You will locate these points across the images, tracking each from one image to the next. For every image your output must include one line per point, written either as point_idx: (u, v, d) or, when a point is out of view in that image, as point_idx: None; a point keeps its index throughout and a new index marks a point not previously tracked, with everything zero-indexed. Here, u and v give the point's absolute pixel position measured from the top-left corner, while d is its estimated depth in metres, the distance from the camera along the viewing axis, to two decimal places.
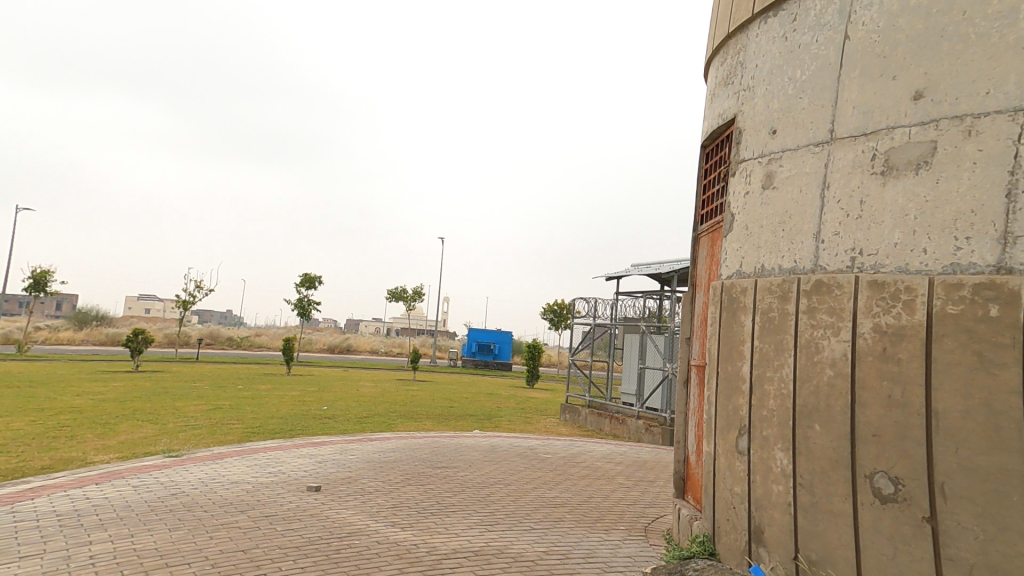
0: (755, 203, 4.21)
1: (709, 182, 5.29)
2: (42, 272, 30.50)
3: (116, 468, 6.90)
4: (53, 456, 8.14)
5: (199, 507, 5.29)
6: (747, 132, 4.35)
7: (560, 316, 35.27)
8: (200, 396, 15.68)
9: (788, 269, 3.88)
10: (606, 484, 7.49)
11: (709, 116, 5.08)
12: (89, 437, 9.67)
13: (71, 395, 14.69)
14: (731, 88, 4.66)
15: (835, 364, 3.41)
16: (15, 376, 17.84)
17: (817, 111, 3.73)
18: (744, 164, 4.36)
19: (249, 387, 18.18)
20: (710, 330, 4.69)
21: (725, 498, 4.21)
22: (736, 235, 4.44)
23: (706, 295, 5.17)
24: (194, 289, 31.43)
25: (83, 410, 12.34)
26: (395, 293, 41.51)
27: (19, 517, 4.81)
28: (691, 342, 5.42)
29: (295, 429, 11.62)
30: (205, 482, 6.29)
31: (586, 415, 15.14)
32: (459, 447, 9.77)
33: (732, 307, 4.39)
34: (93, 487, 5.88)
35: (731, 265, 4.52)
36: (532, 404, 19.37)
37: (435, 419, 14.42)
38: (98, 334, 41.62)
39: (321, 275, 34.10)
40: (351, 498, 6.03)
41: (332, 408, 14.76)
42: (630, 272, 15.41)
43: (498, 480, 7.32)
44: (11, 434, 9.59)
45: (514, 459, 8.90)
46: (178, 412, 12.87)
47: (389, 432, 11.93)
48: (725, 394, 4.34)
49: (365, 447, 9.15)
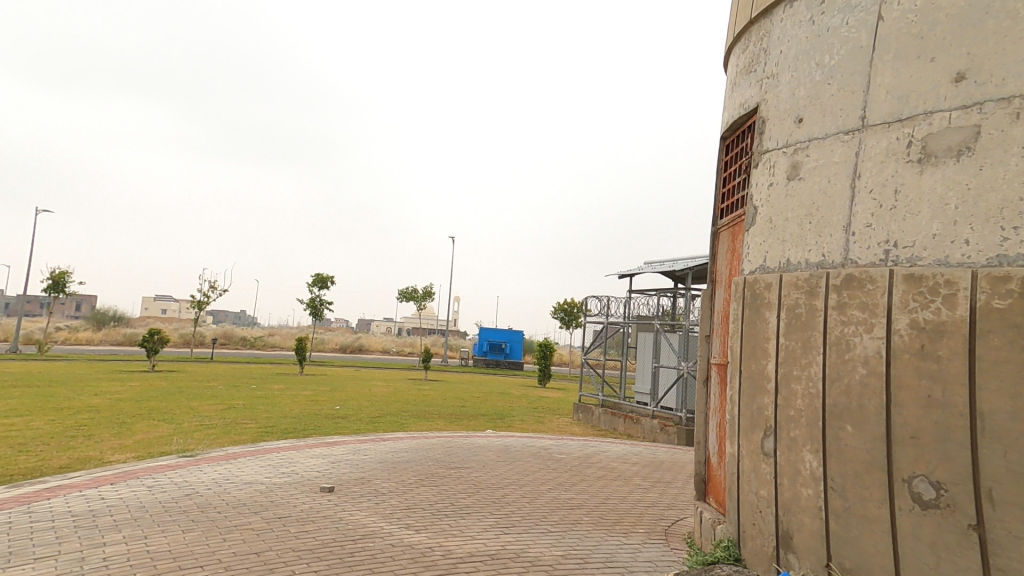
0: (779, 195, 4.06)
1: (729, 176, 5.13)
2: (62, 272, 31.05)
3: (130, 468, 6.91)
4: (71, 455, 8.20)
5: (213, 508, 5.26)
6: (771, 121, 4.19)
7: (570, 314, 35.09)
8: (215, 395, 15.79)
9: (816, 263, 3.73)
10: (623, 485, 7.35)
11: (730, 107, 4.92)
12: (106, 436, 9.75)
13: (89, 394, 14.87)
14: (753, 76, 4.50)
15: (868, 363, 3.26)
16: (36, 375, 18.17)
17: (846, 98, 3.58)
18: (767, 155, 4.20)
19: (263, 387, 18.29)
20: (732, 327, 4.54)
21: (750, 502, 4.06)
22: (759, 228, 4.29)
23: (726, 291, 5.01)
24: (208, 289, 31.74)
25: (100, 410, 12.46)
26: (406, 292, 41.65)
27: (35, 517, 4.81)
28: (711, 340, 5.27)
29: (308, 428, 11.63)
30: (218, 482, 6.27)
31: (599, 415, 14.99)
32: (472, 447, 9.69)
33: (756, 303, 4.23)
34: (108, 486, 5.89)
35: (754, 260, 4.36)
36: (544, 403, 19.24)
37: (447, 419, 14.38)
38: (115, 334, 42.28)
39: (333, 275, 34.33)
40: (364, 499, 5.96)
41: (345, 408, 14.77)
42: (642, 269, 15.23)
43: (512, 481, 7.21)
44: (30, 433, 9.69)
45: (528, 459, 8.78)
46: (193, 411, 12.95)
47: (402, 431, 11.89)
48: (748, 394, 4.20)
49: (378, 447, 9.10)
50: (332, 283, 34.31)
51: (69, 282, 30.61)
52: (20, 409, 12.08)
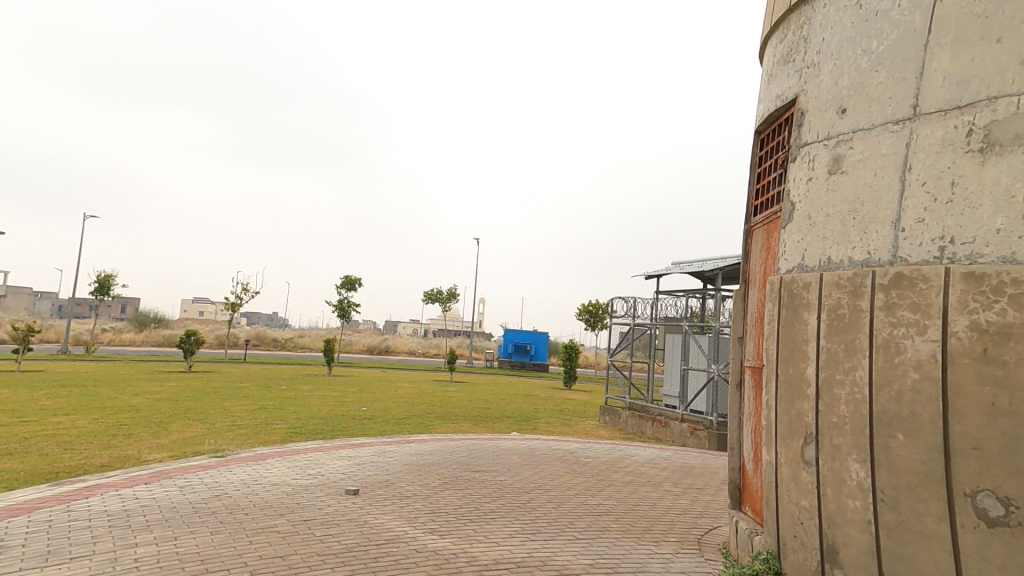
0: (819, 189, 3.84)
1: (763, 171, 4.90)
2: (106, 276, 32.39)
3: (164, 468, 7.05)
4: (111, 454, 8.45)
5: (241, 510, 5.30)
6: (811, 112, 3.96)
7: (596, 316, 34.72)
8: (247, 396, 16.15)
9: (860, 261, 3.51)
10: (652, 491, 7.14)
11: (765, 100, 4.69)
12: (143, 435, 10.05)
13: (130, 394, 15.41)
14: (791, 67, 4.28)
15: (920, 367, 3.04)
16: (82, 375, 18.97)
17: (896, 85, 3.34)
18: (807, 148, 3.97)
19: (293, 388, 18.62)
20: (767, 329, 4.30)
21: (790, 513, 3.84)
22: (797, 225, 4.06)
23: (761, 291, 4.77)
24: (240, 292, 32.57)
25: (139, 409, 12.88)
26: (432, 294, 41.97)
27: (72, 516, 4.92)
28: (744, 342, 5.04)
29: (336, 429, 11.75)
30: (247, 483, 6.34)
31: (626, 418, 14.72)
32: (497, 450, 9.60)
33: (793, 304, 4.01)
34: (142, 486, 6.02)
35: (790, 259, 4.14)
36: (570, 406, 19.03)
37: (473, 421, 14.34)
38: (155, 335, 43.88)
39: (361, 277, 34.84)
40: (388, 502, 5.93)
41: (371, 409, 14.89)
42: (670, 270, 14.91)
43: (538, 485, 7.09)
44: (73, 432, 10.05)
45: (554, 463, 8.63)
46: (226, 411, 13.27)
47: (427, 433, 11.89)
48: (786, 399, 3.98)
49: (403, 450, 9.10)
50: (360, 285, 34.81)
51: (113, 285, 31.94)
52: (65, 408, 12.57)
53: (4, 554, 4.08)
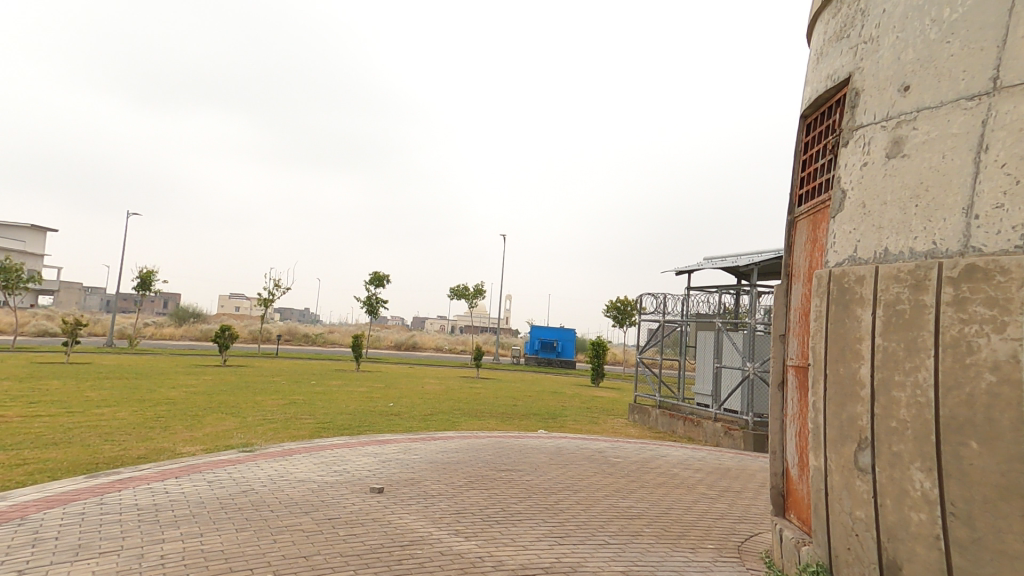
0: (875, 175, 3.51)
1: (809, 158, 4.55)
2: (148, 272, 33.60)
3: (195, 462, 7.13)
4: (148, 445, 8.64)
5: (266, 507, 5.28)
6: (867, 92, 3.62)
7: (624, 312, 34.14)
8: (278, 390, 16.43)
9: (924, 253, 3.19)
10: (685, 493, 6.85)
11: (814, 81, 4.35)
12: (179, 428, 10.28)
13: (168, 387, 15.87)
14: (844, 43, 3.93)
15: (998, 369, 2.75)
16: (125, 368, 19.67)
17: (971, 57, 3.01)
18: (861, 131, 3.64)
19: (322, 383, 18.88)
20: (814, 326, 3.98)
21: (843, 523, 3.55)
22: (848, 214, 3.73)
23: (806, 286, 4.44)
24: (272, 288, 33.33)
25: (176, 402, 13.22)
26: (458, 290, 42.11)
27: (105, 509, 4.98)
28: (786, 340, 4.72)
29: (363, 425, 11.80)
30: (273, 479, 6.35)
31: (656, 417, 14.35)
32: (524, 448, 9.44)
33: (844, 299, 3.68)
34: (173, 480, 6.08)
35: (840, 251, 3.81)
36: (598, 403, 18.72)
37: (499, 418, 14.22)
38: (193, 330, 45.38)
39: (389, 273, 35.22)
40: (413, 501, 5.83)
41: (399, 405, 14.93)
42: (702, 265, 14.45)
43: (566, 486, 6.88)
44: (113, 423, 10.35)
45: (582, 463, 8.41)
46: (258, 406, 13.48)
47: (454, 430, 11.81)
48: (835, 402, 3.66)
49: (429, 447, 9.02)
50: (388, 282, 35.15)
51: (154, 280, 33.19)
52: (106, 399, 12.99)
53: (37, 546, 4.12)
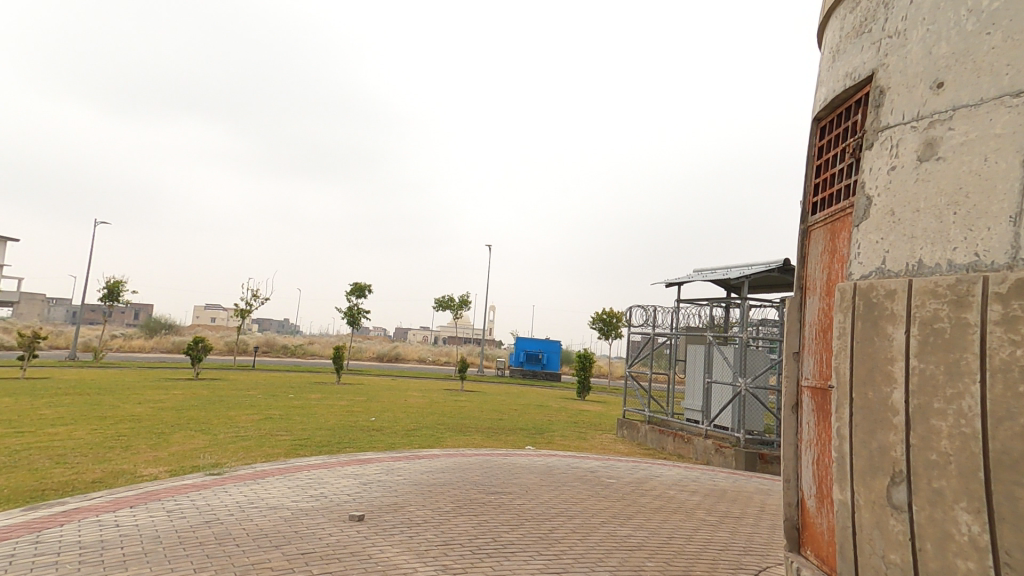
0: (905, 180, 3.24)
1: (824, 163, 4.30)
2: (115, 282, 32.39)
3: (154, 487, 6.54)
4: (105, 468, 7.98)
5: (231, 540, 4.78)
6: (894, 90, 3.37)
7: (609, 324, 34.01)
8: (253, 405, 15.73)
9: (964, 265, 2.91)
10: (685, 520, 6.49)
11: (829, 80, 4.10)
12: (142, 448, 9.60)
13: (134, 402, 15.02)
14: (865, 39, 3.69)
15: None
16: (89, 383, 18.62)
17: (1015, 50, 2.76)
18: (887, 132, 3.39)
19: (300, 396, 18.19)
20: (836, 345, 3.69)
21: (873, 566, 3.22)
22: (875, 223, 3.46)
23: (824, 300, 4.17)
24: (249, 298, 32.43)
25: (141, 419, 12.44)
26: (441, 300, 41.57)
27: (40, 549, 4.41)
28: (801, 358, 4.45)
29: (342, 441, 11.21)
30: (242, 507, 5.82)
31: (645, 433, 14.04)
32: (512, 467, 9.00)
33: (872, 316, 3.40)
34: (126, 510, 5.50)
35: (866, 263, 3.54)
36: (585, 417, 18.35)
37: (485, 433, 13.73)
38: (166, 342, 43.92)
39: (371, 284, 34.56)
40: (396, 531, 5.35)
41: (380, 420, 14.36)
42: (691, 277, 14.27)
43: (560, 511, 6.46)
44: (69, 444, 9.61)
45: (574, 484, 7.99)
46: (230, 422, 12.79)
47: (438, 447, 11.30)
48: (863, 429, 3.36)
49: (412, 467, 8.53)
50: (369, 292, 34.46)
51: (122, 291, 31.93)
52: (64, 417, 12.17)
53: None
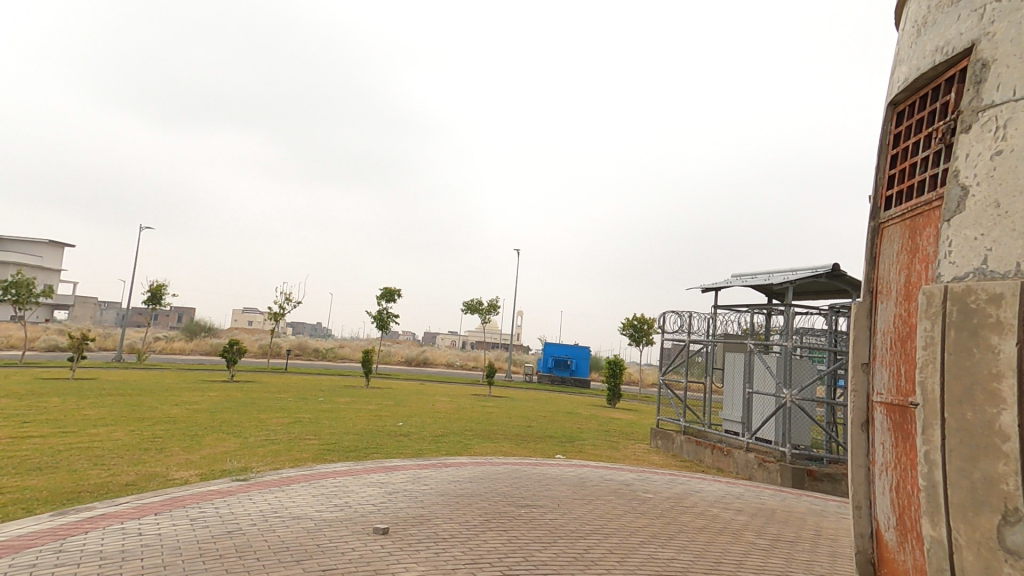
0: (1015, 165, 2.77)
1: (901, 151, 3.84)
2: (158, 285, 33.51)
3: (180, 493, 6.44)
4: (139, 470, 8.00)
5: (252, 554, 4.57)
6: (1000, 62, 2.91)
7: (640, 331, 33.25)
8: (284, 407, 15.83)
9: None
10: (732, 542, 5.98)
11: (912, 57, 3.66)
12: (175, 450, 9.64)
13: (171, 404, 15.27)
14: (961, 7, 3.24)
15: None
16: (131, 384, 19.13)
17: None
18: (990, 111, 2.92)
19: (330, 400, 18.22)
20: (922, 357, 3.22)
21: None
22: (973, 216, 2.99)
23: (899, 305, 3.70)
24: (283, 302, 33.04)
25: (176, 421, 12.60)
26: (470, 305, 41.51)
27: (60, 559, 4.28)
28: (871, 370, 3.98)
29: (370, 446, 11.05)
30: (265, 516, 5.65)
31: (681, 444, 13.44)
32: (544, 479, 8.61)
33: (970, 324, 2.92)
34: (150, 518, 5.39)
35: (960, 262, 3.06)
36: (617, 426, 17.80)
37: (514, 441, 13.38)
38: (205, 344, 45.29)
39: (400, 288, 34.77)
40: (421, 547, 5.06)
41: (408, 425, 14.18)
42: (729, 282, 13.64)
43: (596, 529, 6.06)
44: (106, 445, 9.74)
45: (610, 499, 7.56)
46: (261, 425, 12.82)
47: (466, 454, 11.01)
48: (961, 457, 2.89)
49: (440, 476, 8.26)
50: (399, 296, 34.67)
51: (164, 294, 33.03)
52: (105, 418, 12.44)
53: None
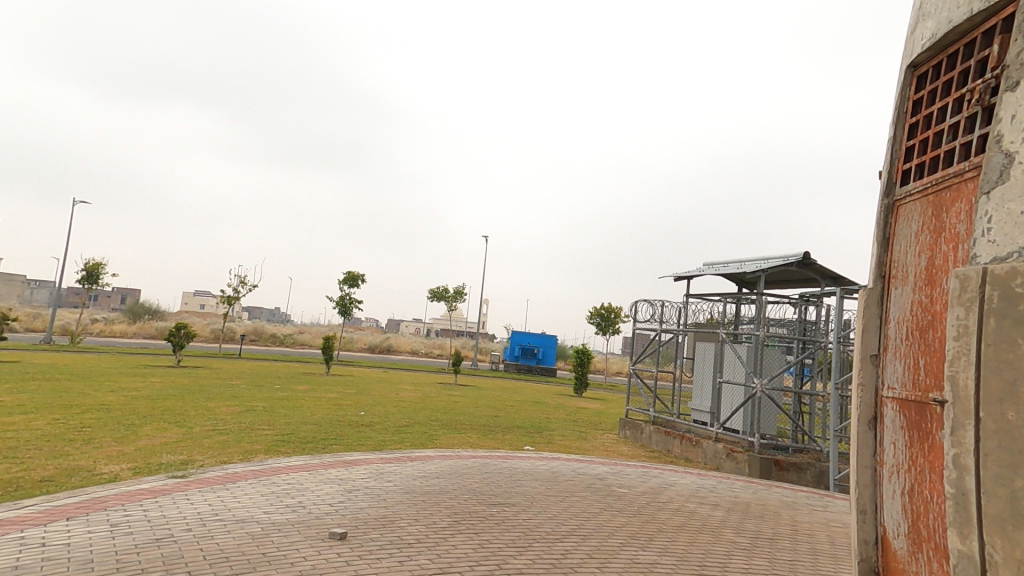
0: None
1: (925, 118, 3.55)
2: (94, 264, 31.11)
3: (103, 493, 5.63)
4: (59, 464, 7.07)
5: (182, 567, 3.90)
6: None
7: (607, 320, 33.30)
8: (235, 395, 14.81)
9: None
10: (714, 542, 5.69)
11: (941, 10, 3.40)
12: (106, 442, 8.68)
13: (107, 390, 14.00)
14: None
15: None
16: (61, 369, 17.53)
17: None
18: None
19: (285, 387, 17.22)
20: (954, 347, 2.87)
21: None
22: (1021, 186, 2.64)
23: (919, 291, 3.38)
24: (237, 285, 31.29)
25: (110, 409, 11.46)
26: (436, 291, 40.64)
27: None
28: (880, 362, 3.67)
29: (328, 437, 10.34)
30: (202, 520, 4.95)
31: (650, 434, 13.27)
32: (515, 473, 8.17)
33: (1015, 311, 2.58)
34: (59, 525, 4.60)
35: (1003, 240, 2.72)
36: (584, 415, 17.60)
37: (481, 431, 12.91)
38: (149, 328, 42.59)
39: (364, 273, 33.61)
40: (383, 554, 4.49)
41: (369, 415, 13.48)
42: (702, 271, 13.53)
43: (572, 530, 5.65)
44: (23, 436, 8.67)
45: (584, 494, 7.19)
46: (208, 414, 11.84)
47: (431, 446, 10.45)
48: (999, 463, 2.56)
49: (404, 471, 7.70)
50: (363, 281, 33.52)
51: (101, 273, 30.65)
52: (26, 406, 11.18)
53: None
